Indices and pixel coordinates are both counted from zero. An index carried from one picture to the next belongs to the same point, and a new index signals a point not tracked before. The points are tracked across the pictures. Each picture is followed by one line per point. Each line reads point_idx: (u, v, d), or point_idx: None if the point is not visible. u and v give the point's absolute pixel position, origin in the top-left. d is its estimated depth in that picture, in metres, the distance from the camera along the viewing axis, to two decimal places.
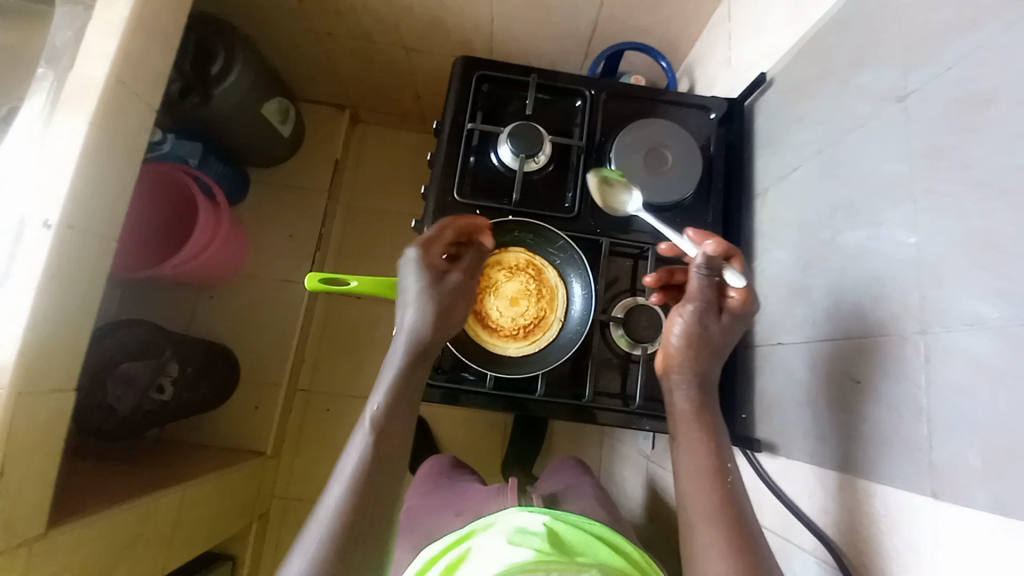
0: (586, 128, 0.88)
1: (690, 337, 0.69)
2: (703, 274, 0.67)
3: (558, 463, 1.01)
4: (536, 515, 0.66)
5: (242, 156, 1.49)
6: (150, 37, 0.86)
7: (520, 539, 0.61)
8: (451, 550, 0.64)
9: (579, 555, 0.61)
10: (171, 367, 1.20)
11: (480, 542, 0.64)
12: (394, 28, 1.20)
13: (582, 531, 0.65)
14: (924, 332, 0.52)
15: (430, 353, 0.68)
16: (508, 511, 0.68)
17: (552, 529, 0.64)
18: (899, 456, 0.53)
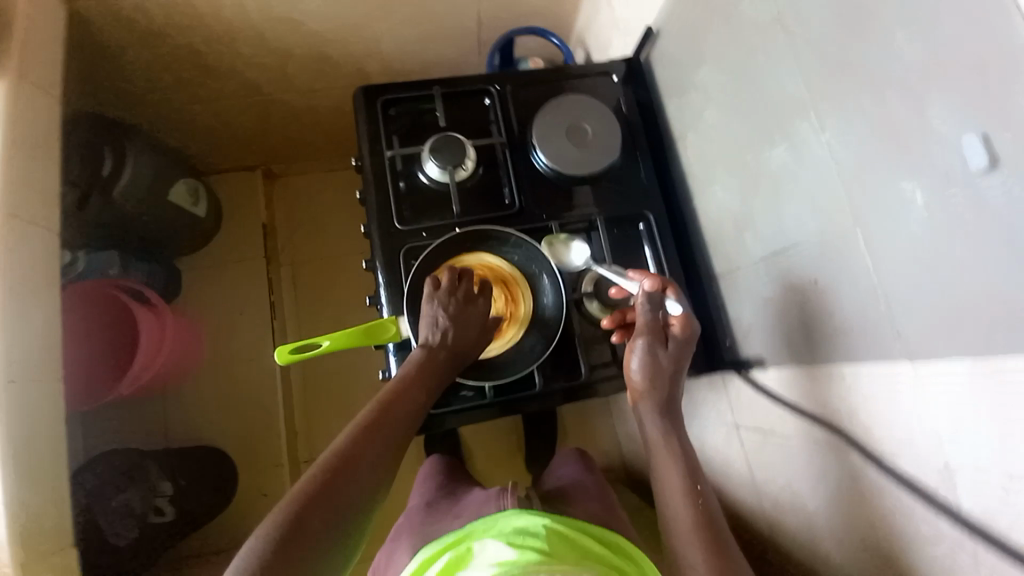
0: (504, 123, 0.89)
1: (647, 369, 0.71)
2: (648, 310, 0.72)
3: (560, 456, 1.03)
4: (537, 514, 0.65)
5: (164, 248, 1.41)
6: (29, 156, 0.81)
7: (518, 540, 0.61)
8: (449, 551, 0.65)
9: (582, 555, 0.60)
10: (163, 486, 1.20)
11: (479, 541, 0.64)
12: (281, 75, 1.17)
13: (583, 536, 0.64)
14: (860, 221, 0.57)
15: (420, 378, 0.70)
16: (508, 512, 0.66)
17: (555, 529, 0.63)
18: (873, 333, 0.58)
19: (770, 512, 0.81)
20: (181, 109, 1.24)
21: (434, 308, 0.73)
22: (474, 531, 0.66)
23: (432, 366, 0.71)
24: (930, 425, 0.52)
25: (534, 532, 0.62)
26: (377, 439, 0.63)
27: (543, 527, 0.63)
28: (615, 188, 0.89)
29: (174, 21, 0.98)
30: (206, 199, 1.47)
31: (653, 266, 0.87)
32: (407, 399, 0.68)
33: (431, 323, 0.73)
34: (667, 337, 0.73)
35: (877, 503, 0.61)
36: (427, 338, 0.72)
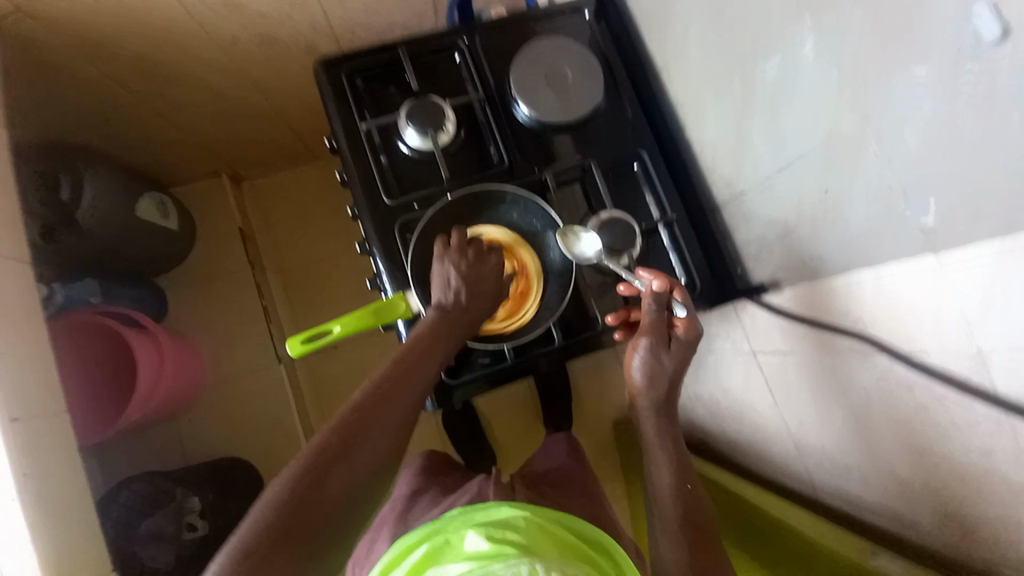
0: (479, 78, 0.84)
1: (647, 371, 0.74)
2: (654, 310, 0.71)
3: (551, 438, 1.09)
4: (518, 507, 0.64)
5: (143, 268, 1.36)
6: None
7: (497, 534, 0.60)
8: (425, 543, 0.63)
9: (563, 551, 0.60)
10: (193, 502, 1.23)
11: (457, 534, 0.63)
12: (231, 68, 1.09)
13: (564, 529, 0.64)
14: (870, 118, 0.56)
15: (428, 344, 0.69)
16: (488, 502, 0.65)
17: (536, 523, 0.63)
18: (891, 234, 0.57)
19: (797, 429, 0.84)
20: (131, 121, 1.16)
21: (449, 269, 0.72)
22: (448, 522, 0.65)
23: (439, 332, 0.70)
24: (959, 313, 0.52)
25: (515, 526, 0.61)
26: (381, 416, 0.63)
27: (524, 520, 0.62)
28: (604, 131, 0.86)
29: (106, 23, 0.90)
30: (176, 213, 1.41)
31: (654, 204, 0.85)
32: (415, 371, 0.67)
33: (443, 283, 0.72)
34: (671, 338, 0.73)
35: (909, 401, 0.61)
36: (440, 300, 0.72)
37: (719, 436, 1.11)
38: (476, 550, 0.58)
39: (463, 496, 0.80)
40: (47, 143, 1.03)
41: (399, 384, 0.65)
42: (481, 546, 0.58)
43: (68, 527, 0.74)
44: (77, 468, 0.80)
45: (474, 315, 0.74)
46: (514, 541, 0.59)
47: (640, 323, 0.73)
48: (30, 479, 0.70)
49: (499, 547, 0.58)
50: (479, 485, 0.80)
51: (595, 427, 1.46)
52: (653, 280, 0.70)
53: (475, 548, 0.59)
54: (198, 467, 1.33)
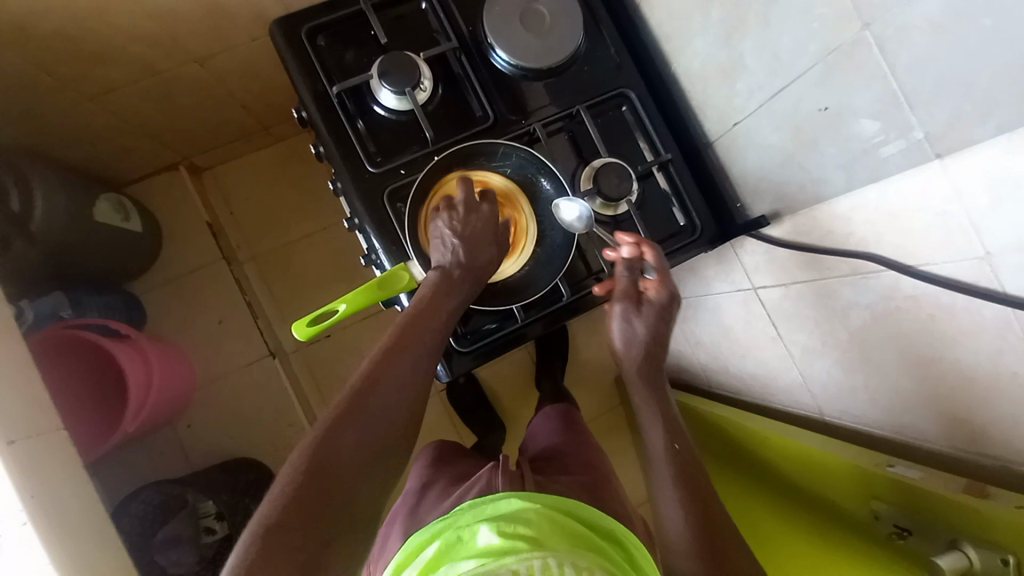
0: (450, 28, 0.79)
1: (623, 335, 0.75)
2: (625, 272, 0.75)
3: (541, 414, 1.10)
4: (527, 499, 0.66)
5: (112, 275, 1.28)
6: None
7: (508, 528, 0.62)
8: (435, 540, 0.65)
9: (573, 543, 0.61)
10: (206, 505, 1.23)
11: (467, 529, 0.64)
12: (171, 45, 0.99)
13: (574, 520, 0.65)
14: (868, 27, 0.54)
15: (431, 306, 0.67)
16: (496, 495, 0.67)
17: (547, 515, 0.64)
18: (895, 145, 0.56)
19: (802, 358, 0.85)
20: (72, 116, 1.07)
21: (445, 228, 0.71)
22: (456, 518, 0.66)
23: (442, 292, 0.68)
24: (965, 218, 0.52)
25: (526, 519, 0.63)
26: (391, 374, 0.62)
27: (536, 512, 0.64)
28: (588, 74, 0.82)
29: (25, 6, 0.81)
30: (138, 213, 1.32)
31: (646, 147, 0.83)
32: (423, 330, 0.65)
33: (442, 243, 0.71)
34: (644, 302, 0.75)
35: (915, 314, 0.62)
36: (442, 260, 0.70)
37: (721, 377, 1.13)
38: (488, 544, 0.60)
39: (474, 488, 0.81)
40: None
41: (413, 351, 0.64)
42: (493, 541, 0.60)
43: (85, 542, 0.73)
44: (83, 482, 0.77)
45: (481, 270, 0.71)
46: (524, 534, 0.61)
47: (613, 287, 0.76)
48: (39, 499, 0.68)
49: (510, 541, 0.60)
50: (487, 475, 0.81)
51: (597, 382, 1.48)
52: (621, 240, 0.75)
53: (485, 542, 0.61)
54: (205, 470, 1.31)
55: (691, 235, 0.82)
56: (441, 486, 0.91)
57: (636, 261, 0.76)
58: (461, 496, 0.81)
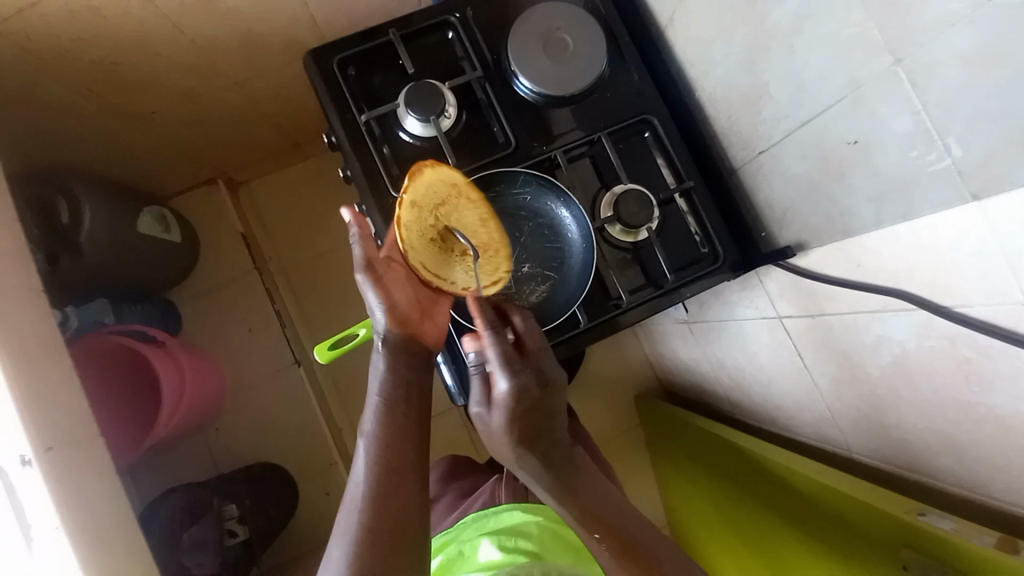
0: (475, 56, 0.81)
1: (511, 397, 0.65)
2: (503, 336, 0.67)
3: None
4: (529, 512, 0.72)
5: (151, 284, 1.35)
6: None
7: (509, 542, 0.67)
8: (441, 554, 0.71)
9: (571, 557, 0.66)
10: (230, 509, 1.29)
11: (469, 543, 0.70)
12: (210, 70, 1.05)
13: (572, 532, 0.71)
14: (900, 62, 0.52)
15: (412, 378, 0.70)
16: (499, 508, 0.72)
17: (546, 528, 0.70)
18: (928, 181, 0.53)
19: (830, 390, 0.82)
20: (116, 135, 1.14)
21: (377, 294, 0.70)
22: (462, 531, 0.72)
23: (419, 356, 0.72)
24: (1002, 256, 0.49)
25: (527, 533, 0.68)
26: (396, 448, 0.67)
27: (535, 526, 0.69)
28: (610, 100, 0.83)
29: (81, 37, 0.87)
30: (177, 225, 1.39)
31: (667, 172, 0.83)
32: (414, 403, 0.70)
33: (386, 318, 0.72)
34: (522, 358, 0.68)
35: (950, 355, 0.59)
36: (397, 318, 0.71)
37: (745, 404, 1.10)
38: (490, 559, 0.65)
39: (478, 500, 0.84)
40: (47, 174, 1.08)
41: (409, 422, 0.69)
42: (494, 555, 0.65)
43: (112, 545, 0.77)
44: (113, 488, 0.82)
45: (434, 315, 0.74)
46: (526, 548, 0.66)
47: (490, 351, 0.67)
48: (71, 503, 0.73)
49: (511, 556, 0.64)
50: (491, 487, 0.85)
51: (617, 401, 1.46)
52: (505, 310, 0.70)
53: (488, 557, 0.66)
54: (230, 474, 1.36)
55: (713, 262, 0.81)
56: (450, 502, 0.92)
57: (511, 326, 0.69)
58: (466, 509, 0.85)
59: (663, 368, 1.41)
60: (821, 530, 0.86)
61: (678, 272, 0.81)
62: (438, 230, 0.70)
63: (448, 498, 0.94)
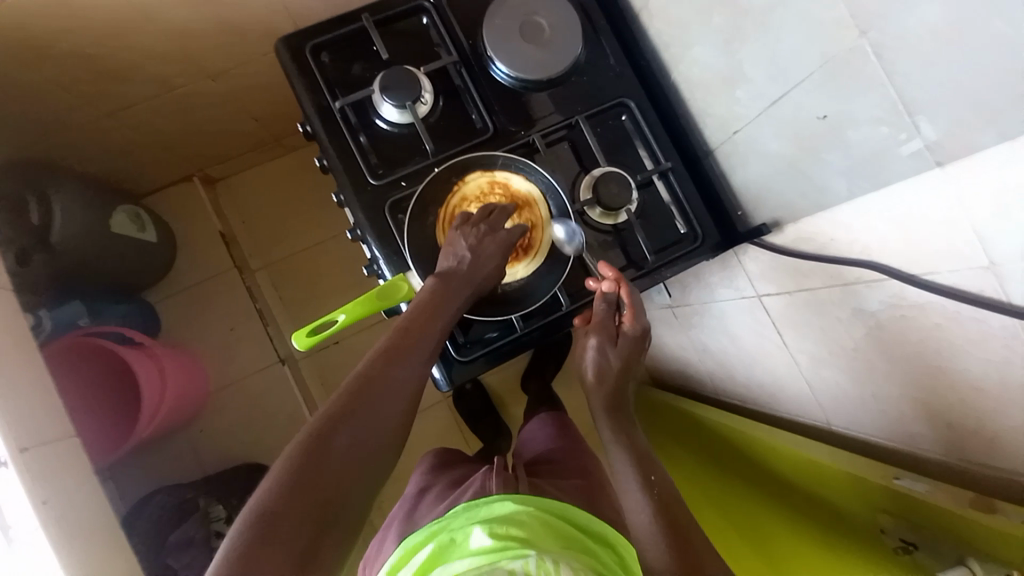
0: (451, 41, 0.80)
1: (597, 367, 0.77)
2: (603, 307, 0.77)
3: (528, 422, 1.11)
4: (521, 502, 0.69)
5: (127, 283, 1.33)
6: None
7: (501, 529, 0.64)
8: (433, 540, 0.68)
9: (564, 544, 0.64)
10: (217, 509, 1.26)
11: (461, 531, 0.68)
12: (182, 63, 1.03)
13: (568, 523, 0.68)
14: (867, 34, 0.53)
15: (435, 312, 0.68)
16: (490, 499, 0.70)
17: (540, 518, 0.67)
18: (896, 151, 0.55)
19: (809, 367, 0.84)
20: (88, 132, 1.11)
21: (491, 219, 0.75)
22: (455, 519, 0.69)
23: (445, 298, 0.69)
24: (968, 225, 0.50)
25: (520, 521, 0.66)
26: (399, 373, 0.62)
27: (527, 514, 0.67)
28: (588, 84, 0.83)
29: (46, 28, 0.84)
30: (153, 223, 1.36)
31: (646, 155, 0.83)
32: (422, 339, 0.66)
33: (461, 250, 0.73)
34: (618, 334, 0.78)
35: (922, 324, 0.61)
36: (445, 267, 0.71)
37: (727, 385, 1.12)
38: (480, 546, 0.63)
39: (468, 490, 0.83)
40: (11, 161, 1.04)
41: (394, 368, 0.62)
42: (485, 542, 0.63)
43: (93, 545, 0.75)
44: (95, 488, 0.80)
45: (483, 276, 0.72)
46: (517, 535, 0.63)
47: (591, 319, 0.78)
48: (48, 504, 0.71)
49: (502, 543, 0.62)
50: (482, 477, 0.84)
51: None
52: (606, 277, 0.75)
53: (479, 543, 0.63)
54: (215, 475, 1.34)
55: (692, 243, 0.81)
56: (440, 492, 0.92)
57: (613, 297, 0.77)
58: (455, 499, 0.84)
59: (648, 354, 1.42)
60: (810, 509, 0.88)
61: (659, 254, 0.82)
62: None
63: (437, 489, 0.94)
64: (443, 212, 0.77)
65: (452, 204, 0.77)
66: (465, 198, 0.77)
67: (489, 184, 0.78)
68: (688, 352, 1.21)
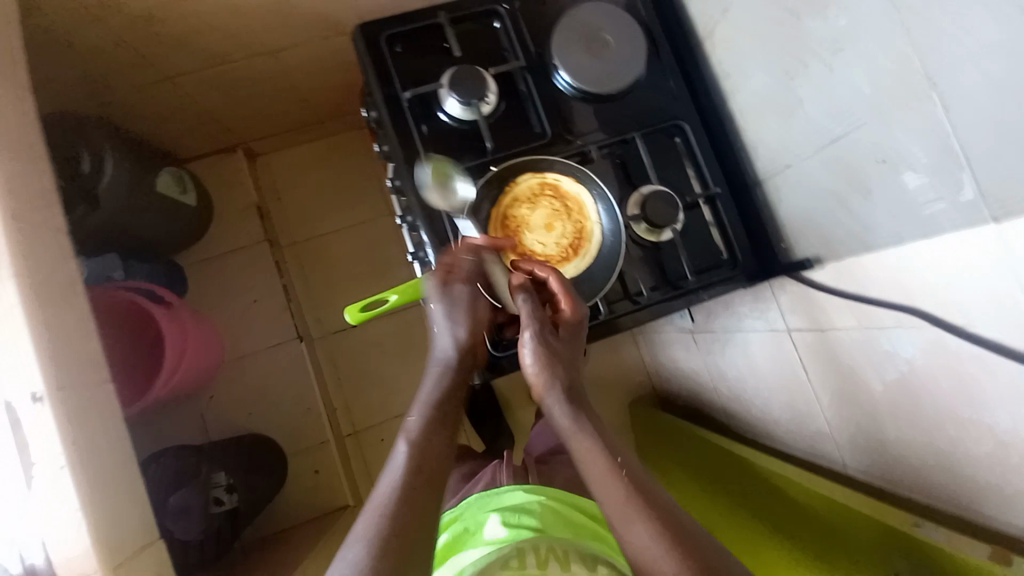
0: (519, 47, 0.83)
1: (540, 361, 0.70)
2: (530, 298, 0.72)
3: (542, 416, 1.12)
4: (531, 492, 0.72)
5: (161, 244, 1.36)
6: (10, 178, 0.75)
7: (513, 518, 0.67)
8: (447, 532, 0.70)
9: (576, 532, 0.67)
10: (218, 477, 1.27)
11: (474, 521, 0.70)
12: (248, 38, 1.06)
13: (575, 511, 0.71)
14: (937, 85, 0.54)
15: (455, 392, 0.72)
16: (502, 488, 0.73)
17: (550, 507, 0.69)
18: (951, 201, 0.56)
19: (831, 405, 0.84)
20: (147, 95, 1.14)
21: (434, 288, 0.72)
22: (467, 510, 0.72)
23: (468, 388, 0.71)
24: (1013, 282, 0.51)
25: (531, 510, 0.68)
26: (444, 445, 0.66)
27: (538, 504, 0.69)
28: (645, 103, 0.85)
29: None
30: (194, 188, 1.40)
31: (696, 178, 0.85)
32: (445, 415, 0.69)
33: (441, 331, 0.73)
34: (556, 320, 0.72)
35: (953, 371, 0.62)
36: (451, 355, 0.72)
37: (741, 414, 1.13)
38: (495, 535, 0.65)
39: (479, 482, 0.85)
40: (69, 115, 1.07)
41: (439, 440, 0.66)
42: (499, 531, 0.65)
43: (114, 491, 0.77)
44: (119, 438, 0.81)
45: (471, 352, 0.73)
46: (530, 524, 0.66)
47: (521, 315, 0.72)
48: (77, 445, 0.72)
49: (515, 531, 0.65)
50: (492, 469, 0.86)
51: (612, 404, 1.47)
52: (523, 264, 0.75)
53: (493, 533, 0.66)
54: (223, 441, 1.36)
55: (731, 269, 0.83)
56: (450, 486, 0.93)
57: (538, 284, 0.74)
58: (467, 491, 0.86)
59: (660, 376, 1.43)
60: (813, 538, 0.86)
61: (699, 275, 0.83)
62: (519, 224, 0.79)
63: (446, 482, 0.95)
64: (496, 207, 0.79)
65: (504, 205, 0.79)
66: (517, 198, 0.79)
67: (542, 183, 0.79)
68: (703, 378, 1.22)
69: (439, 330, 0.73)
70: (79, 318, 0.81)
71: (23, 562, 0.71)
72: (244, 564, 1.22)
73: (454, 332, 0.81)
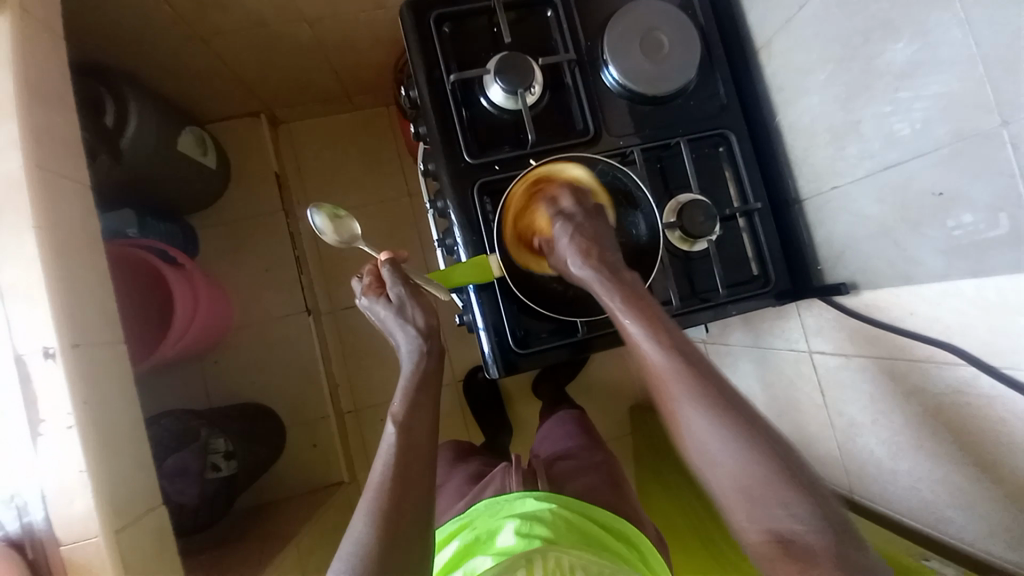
0: (570, 39, 0.81)
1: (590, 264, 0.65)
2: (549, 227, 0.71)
3: (550, 418, 1.10)
4: (543, 500, 0.70)
5: (177, 204, 1.34)
6: (39, 124, 0.73)
7: (525, 527, 0.66)
8: (457, 538, 0.70)
9: (587, 542, 0.65)
10: (217, 444, 1.21)
11: (484, 529, 0.69)
12: (287, 2, 1.03)
13: (586, 521, 0.69)
14: (1008, 124, 0.52)
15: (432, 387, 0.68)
16: (512, 496, 0.72)
17: (561, 516, 0.68)
18: (1007, 245, 0.54)
19: (845, 434, 0.84)
20: (176, 51, 1.11)
21: (382, 309, 0.70)
22: (477, 518, 0.71)
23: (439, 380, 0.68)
24: None
25: (542, 519, 0.67)
26: (433, 437, 0.64)
27: (549, 512, 0.68)
28: (691, 110, 0.83)
29: None
30: (213, 150, 1.37)
31: (735, 192, 0.84)
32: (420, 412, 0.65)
33: (402, 341, 0.69)
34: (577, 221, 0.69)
35: (986, 415, 0.61)
36: (411, 345, 0.68)
37: None
38: (505, 545, 0.64)
39: (487, 487, 0.82)
40: (94, 64, 1.04)
41: (432, 438, 0.64)
42: (509, 541, 0.65)
43: (122, 454, 0.76)
44: (130, 399, 0.80)
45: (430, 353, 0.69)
46: (541, 533, 0.64)
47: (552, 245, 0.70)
48: (88, 406, 0.71)
49: (525, 541, 0.63)
50: (500, 476, 0.82)
51: (614, 408, 1.47)
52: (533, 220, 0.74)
53: (503, 543, 0.65)
54: (225, 408, 1.35)
55: (762, 286, 0.82)
56: (458, 481, 0.92)
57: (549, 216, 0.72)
58: (475, 495, 0.83)
59: None
60: None
61: (729, 289, 0.82)
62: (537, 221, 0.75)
63: (452, 481, 0.94)
64: (513, 209, 0.75)
65: (520, 204, 0.75)
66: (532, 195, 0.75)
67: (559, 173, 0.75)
68: None
69: (400, 341, 0.69)
70: (96, 273, 0.79)
71: (22, 520, 0.70)
72: (238, 533, 1.21)
73: (476, 326, 0.80)
